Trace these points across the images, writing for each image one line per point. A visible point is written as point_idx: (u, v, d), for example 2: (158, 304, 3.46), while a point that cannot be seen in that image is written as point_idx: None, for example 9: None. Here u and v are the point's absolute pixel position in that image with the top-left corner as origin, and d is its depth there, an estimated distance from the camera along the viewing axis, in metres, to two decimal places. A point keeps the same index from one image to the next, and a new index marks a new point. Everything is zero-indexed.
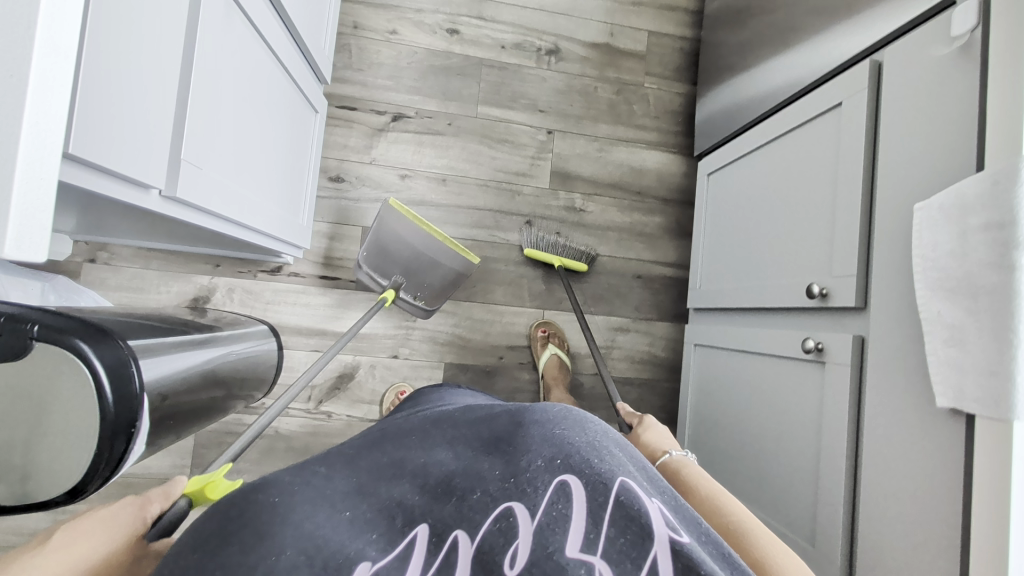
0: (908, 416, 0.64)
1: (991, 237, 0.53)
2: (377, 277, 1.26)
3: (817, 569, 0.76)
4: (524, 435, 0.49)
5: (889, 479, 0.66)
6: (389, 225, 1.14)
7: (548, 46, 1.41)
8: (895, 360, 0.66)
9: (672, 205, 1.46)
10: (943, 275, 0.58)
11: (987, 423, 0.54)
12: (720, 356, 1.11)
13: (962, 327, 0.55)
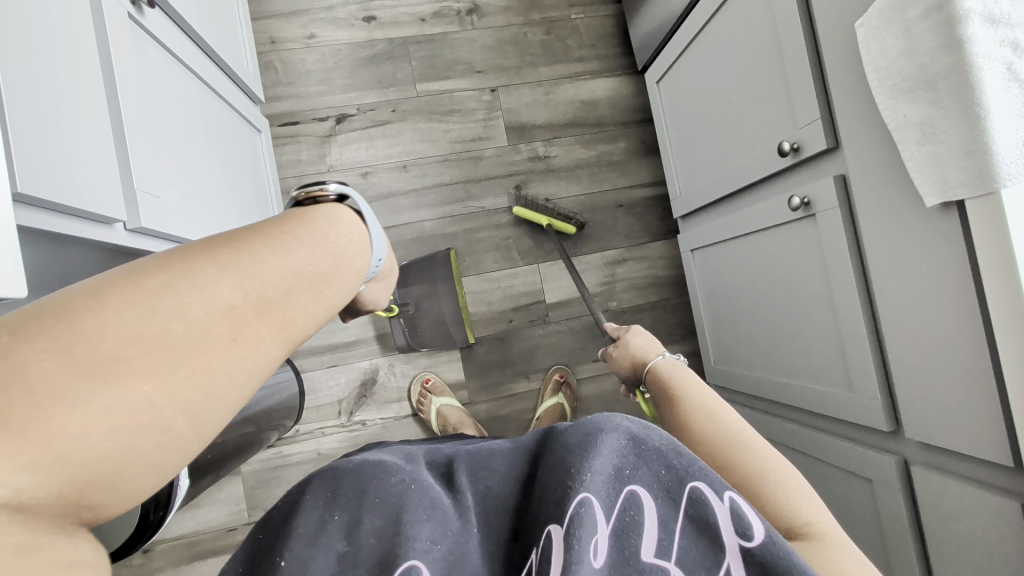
0: (906, 229, 0.64)
1: (933, 22, 0.55)
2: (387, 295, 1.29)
3: (863, 410, 0.77)
4: (586, 438, 0.46)
5: (902, 297, 0.66)
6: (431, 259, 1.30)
7: (466, 6, 1.40)
8: (880, 182, 0.67)
9: (632, 126, 1.46)
10: (898, 78, 0.60)
11: (979, 202, 0.55)
12: (717, 251, 1.11)
13: (931, 120, 0.57)
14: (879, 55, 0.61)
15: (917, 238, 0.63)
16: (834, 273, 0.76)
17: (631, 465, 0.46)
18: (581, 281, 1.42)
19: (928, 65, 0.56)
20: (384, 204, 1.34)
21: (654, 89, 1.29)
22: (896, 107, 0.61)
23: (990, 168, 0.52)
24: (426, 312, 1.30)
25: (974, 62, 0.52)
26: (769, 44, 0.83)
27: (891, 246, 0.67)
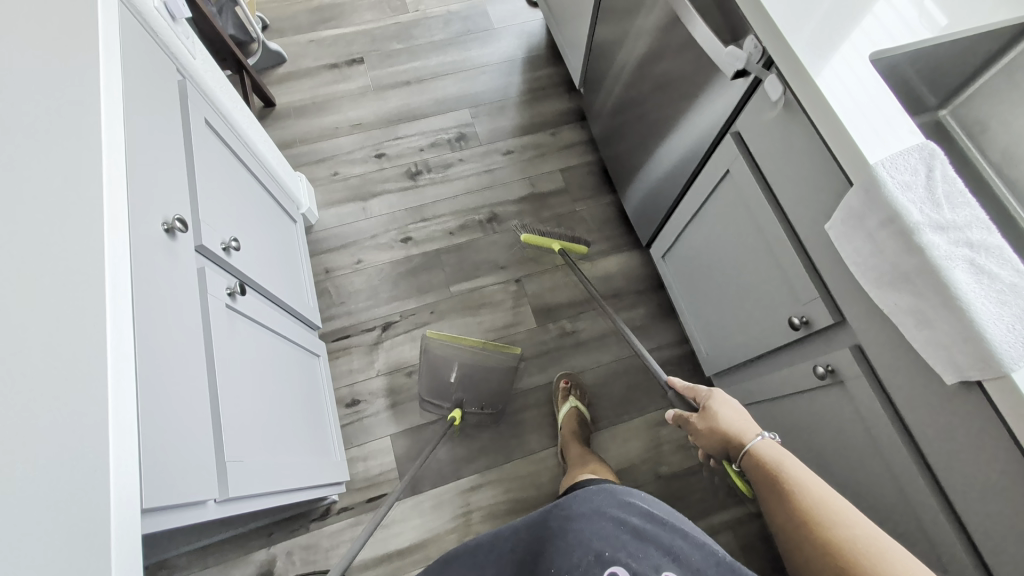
0: (940, 398, 0.67)
1: (891, 231, 0.64)
2: (437, 403, 1.40)
3: None
4: (566, 537, 0.64)
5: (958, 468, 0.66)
6: (434, 357, 1.38)
7: (486, 215, 1.64)
8: (900, 355, 0.71)
9: (647, 292, 1.58)
10: (878, 272, 0.68)
11: (996, 384, 0.58)
12: (757, 412, 1.12)
13: (922, 309, 0.63)
14: (856, 252, 0.70)
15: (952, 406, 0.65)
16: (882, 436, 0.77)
17: (609, 550, 0.62)
18: (628, 450, 1.40)
19: (905, 266, 0.64)
20: (428, 399, 1.42)
21: (660, 263, 1.43)
22: (885, 295, 0.67)
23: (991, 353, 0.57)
24: (475, 368, 1.40)
25: (940, 265, 0.60)
26: (755, 233, 0.95)
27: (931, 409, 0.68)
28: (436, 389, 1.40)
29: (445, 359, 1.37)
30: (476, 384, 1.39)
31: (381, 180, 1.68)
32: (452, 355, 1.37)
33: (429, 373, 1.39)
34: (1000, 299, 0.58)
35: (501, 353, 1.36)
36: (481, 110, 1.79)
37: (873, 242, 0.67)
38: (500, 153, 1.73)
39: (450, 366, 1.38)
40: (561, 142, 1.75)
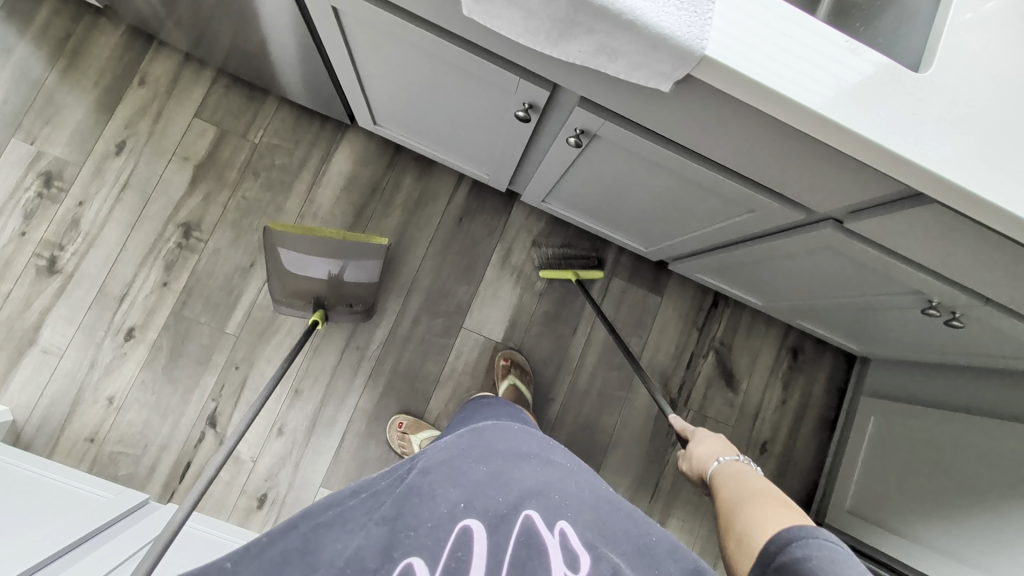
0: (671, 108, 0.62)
1: None
2: (296, 309, 1.21)
3: (771, 214, 0.79)
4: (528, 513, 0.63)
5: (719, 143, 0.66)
6: (279, 253, 1.15)
7: (178, 231, 1.24)
8: (614, 88, 0.62)
9: (397, 157, 1.36)
10: (542, 30, 0.53)
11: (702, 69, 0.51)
12: (561, 189, 1.09)
13: (601, 42, 0.51)
14: (514, 26, 0.53)
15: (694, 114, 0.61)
16: (653, 157, 0.76)
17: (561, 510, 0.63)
18: (503, 298, 1.38)
19: (563, 15, 0.50)
20: (322, 429, 1.27)
21: (378, 129, 1.23)
22: (566, 50, 0.54)
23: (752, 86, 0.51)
24: (348, 270, 1.19)
25: None
26: (417, 50, 0.76)
27: (680, 119, 0.64)
28: (289, 291, 1.19)
29: (309, 258, 1.16)
30: (354, 289, 1.21)
31: (22, 306, 1.17)
32: (307, 246, 1.15)
33: (284, 284, 1.18)
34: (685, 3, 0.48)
35: (365, 243, 1.19)
36: (31, 123, 1.21)
37: (517, 7, 0.51)
38: (115, 154, 1.24)
39: (319, 271, 1.17)
40: (165, 83, 1.27)
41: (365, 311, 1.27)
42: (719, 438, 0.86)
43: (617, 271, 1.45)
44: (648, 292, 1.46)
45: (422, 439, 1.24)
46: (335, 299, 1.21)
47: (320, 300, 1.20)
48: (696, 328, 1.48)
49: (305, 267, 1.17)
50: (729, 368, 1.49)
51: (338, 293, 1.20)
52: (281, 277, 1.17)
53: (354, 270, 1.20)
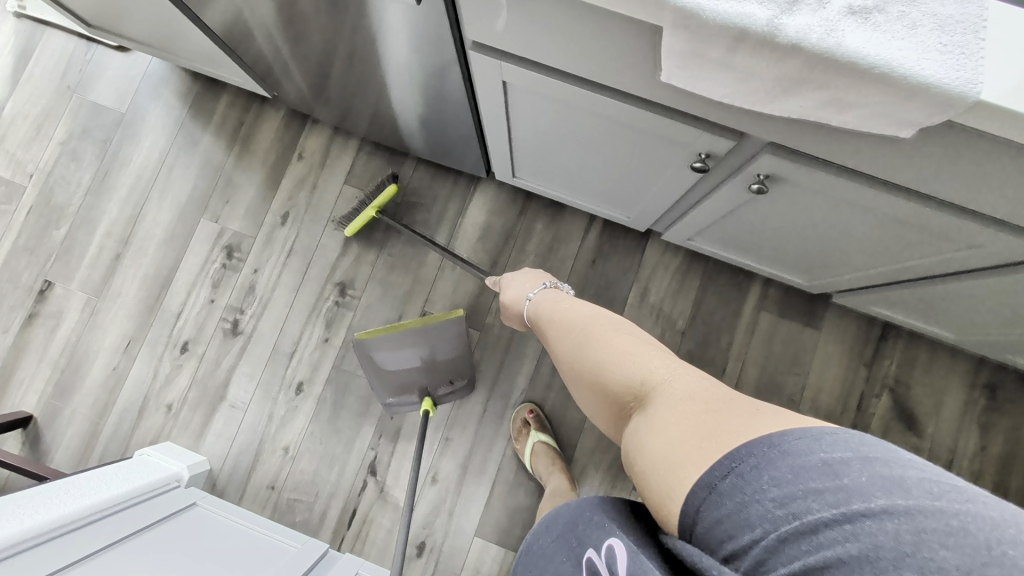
0: (899, 152, 0.57)
1: (745, 49, 0.45)
2: (404, 401, 1.24)
3: (1004, 250, 0.68)
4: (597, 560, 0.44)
5: (955, 181, 0.58)
6: (374, 356, 1.18)
7: (335, 291, 1.35)
8: (828, 135, 0.57)
9: (527, 204, 1.37)
10: (760, 89, 0.49)
11: (971, 116, 0.45)
12: (713, 229, 1.04)
13: (837, 97, 0.47)
14: (727, 90, 0.51)
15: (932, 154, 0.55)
16: (858, 198, 0.69)
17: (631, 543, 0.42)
18: None
19: (801, 78, 0.46)
20: (471, 477, 1.29)
21: (516, 182, 1.25)
22: (784, 106, 0.50)
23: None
24: (440, 348, 1.20)
25: (833, 49, 0.43)
26: (583, 111, 0.76)
27: (907, 159, 0.58)
28: (397, 385, 1.23)
29: (399, 354, 1.18)
30: (447, 364, 1.22)
31: (213, 365, 1.32)
32: (398, 343, 1.17)
33: (382, 381, 1.22)
34: (950, 45, 0.43)
35: (441, 321, 1.16)
36: (215, 204, 1.38)
37: (740, 74, 0.48)
38: (280, 225, 1.37)
39: (414, 359, 1.20)
40: (318, 156, 1.40)
41: (467, 384, 1.26)
42: (530, 276, 1.11)
43: (765, 305, 1.34)
44: (803, 326, 1.33)
45: (539, 440, 1.24)
46: (438, 379, 1.23)
47: (425, 388, 1.23)
48: (864, 363, 1.32)
49: (402, 362, 1.20)
50: (909, 408, 1.31)
51: (439, 373, 1.23)
52: (384, 375, 1.20)
53: (442, 350, 1.21)
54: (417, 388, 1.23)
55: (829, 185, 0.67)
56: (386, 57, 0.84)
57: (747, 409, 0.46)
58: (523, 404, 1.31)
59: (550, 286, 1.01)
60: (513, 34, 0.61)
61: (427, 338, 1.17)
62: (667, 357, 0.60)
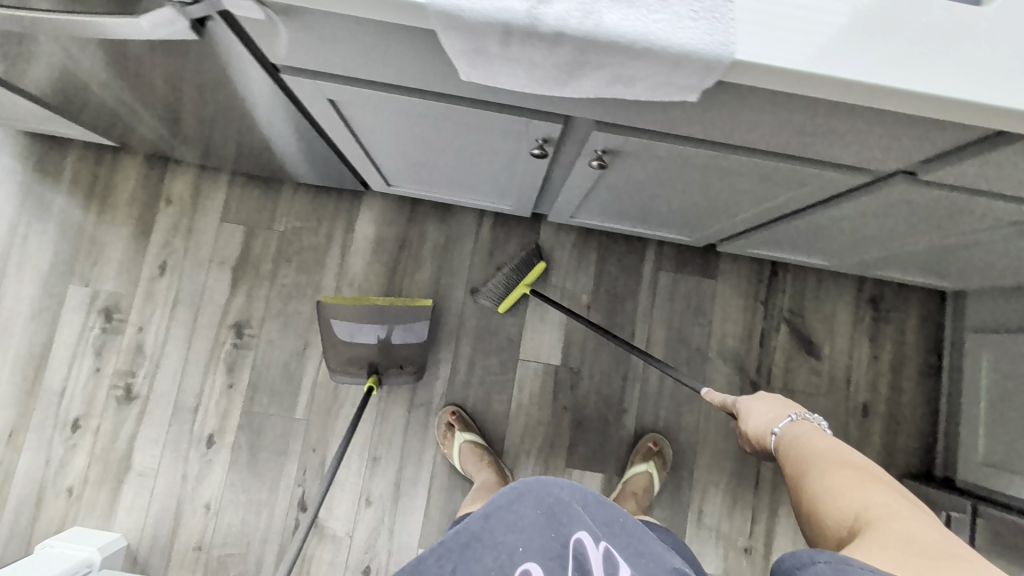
0: (702, 112, 0.59)
1: (515, 39, 0.46)
2: (345, 376, 1.22)
3: (824, 185, 0.73)
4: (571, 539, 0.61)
5: (757, 131, 0.61)
6: (333, 322, 1.15)
7: (231, 333, 1.29)
8: (634, 107, 0.59)
9: (415, 209, 1.35)
10: (547, 75, 0.50)
11: (739, 72, 0.47)
12: (589, 203, 1.06)
13: (618, 72, 0.48)
14: (522, 81, 0.51)
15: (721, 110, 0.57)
16: (685, 157, 0.72)
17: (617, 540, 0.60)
18: (551, 321, 1.35)
19: (563, 59, 0.47)
20: (407, 491, 1.27)
21: (396, 188, 1.23)
22: (576, 87, 0.51)
23: (792, 75, 0.47)
24: (398, 335, 1.19)
25: (595, 30, 0.45)
26: (416, 117, 0.75)
27: (712, 118, 0.59)
28: (343, 357, 1.19)
29: (360, 326, 1.16)
30: (404, 351, 1.21)
31: (112, 436, 1.24)
32: (361, 315, 1.15)
33: (336, 347, 1.19)
34: (702, 12, 0.46)
35: (412, 307, 1.19)
36: (82, 266, 1.29)
37: (516, 62, 0.49)
38: (160, 275, 1.30)
39: (371, 338, 1.17)
40: (187, 197, 1.33)
41: (416, 373, 1.26)
42: (766, 402, 0.83)
43: (661, 265, 1.38)
44: (700, 279, 1.39)
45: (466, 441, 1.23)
46: (387, 363, 1.21)
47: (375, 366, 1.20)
48: (761, 302, 1.39)
49: (357, 336, 1.17)
50: (807, 336, 1.39)
51: (391, 355, 1.21)
52: (335, 342, 1.17)
53: (401, 335, 1.19)
54: (368, 362, 1.19)
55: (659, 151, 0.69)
56: (205, 88, 0.80)
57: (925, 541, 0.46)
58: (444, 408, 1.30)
59: (799, 419, 0.75)
60: (310, 53, 0.60)
61: (393, 322, 1.17)
62: (879, 483, 0.55)
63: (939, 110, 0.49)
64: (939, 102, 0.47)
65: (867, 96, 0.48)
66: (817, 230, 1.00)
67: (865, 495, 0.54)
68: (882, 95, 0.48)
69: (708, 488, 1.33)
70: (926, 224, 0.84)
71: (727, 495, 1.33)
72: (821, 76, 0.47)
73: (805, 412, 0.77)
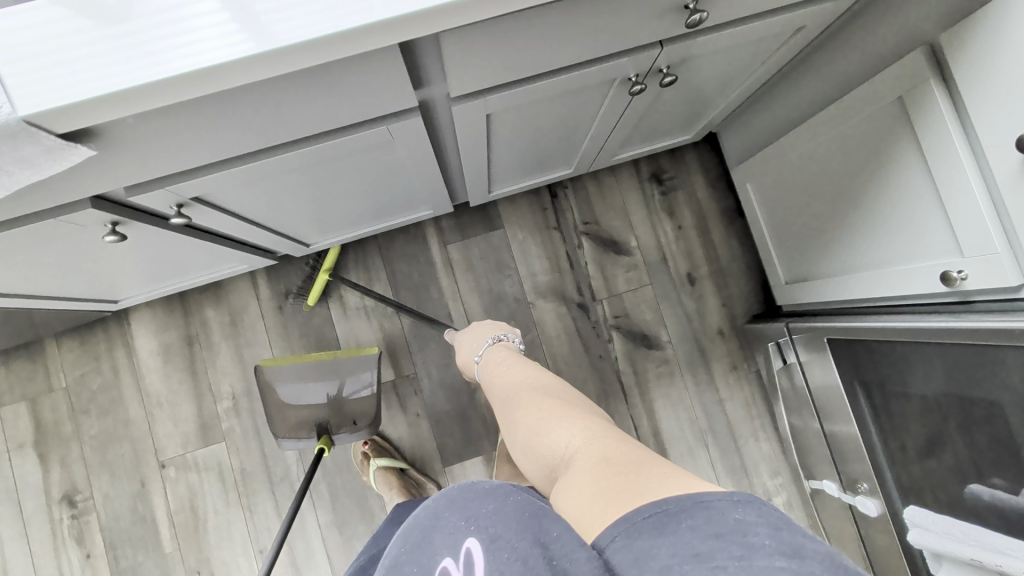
0: (169, 144, 0.54)
1: None
2: (298, 445, 1.17)
3: (405, 137, 0.70)
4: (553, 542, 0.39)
5: (244, 131, 0.56)
6: (276, 389, 1.16)
7: (63, 507, 1.23)
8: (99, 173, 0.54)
9: (187, 302, 1.30)
10: None
11: (72, 118, 0.42)
12: (296, 228, 1.01)
13: None
14: None
15: (173, 139, 0.53)
16: (251, 172, 0.67)
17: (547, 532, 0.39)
18: (367, 341, 1.31)
19: None
20: (306, 563, 1.25)
21: (128, 294, 1.17)
22: None
23: (182, 80, 0.42)
24: (347, 386, 1.18)
25: None
26: None
27: (191, 142, 0.55)
28: (292, 421, 1.16)
29: (305, 387, 1.16)
30: (354, 405, 1.18)
31: None
32: (300, 374, 1.16)
33: (275, 422, 1.16)
34: None
35: (357, 357, 1.18)
36: None
37: None
38: None
39: (321, 396, 1.18)
40: None
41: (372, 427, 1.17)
42: (502, 345, 0.88)
43: (447, 239, 1.35)
44: (489, 234, 1.36)
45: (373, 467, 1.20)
46: (340, 421, 1.17)
47: (325, 426, 1.16)
48: (554, 228, 1.37)
49: (304, 400, 1.17)
50: (610, 238, 1.38)
51: (342, 412, 1.18)
52: (279, 411, 1.16)
53: (352, 388, 1.18)
54: (314, 424, 1.16)
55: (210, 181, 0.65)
56: None
57: (620, 454, 0.49)
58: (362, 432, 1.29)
59: (502, 344, 0.88)
60: None
61: (340, 373, 1.17)
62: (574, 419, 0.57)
63: (363, 42, 0.45)
64: (339, 38, 0.43)
65: (281, 62, 0.43)
66: (507, 158, 0.97)
67: (553, 419, 0.59)
68: (291, 56, 0.43)
69: None
70: (560, 115, 0.82)
71: None
72: (213, 66, 0.41)
73: (505, 334, 0.90)
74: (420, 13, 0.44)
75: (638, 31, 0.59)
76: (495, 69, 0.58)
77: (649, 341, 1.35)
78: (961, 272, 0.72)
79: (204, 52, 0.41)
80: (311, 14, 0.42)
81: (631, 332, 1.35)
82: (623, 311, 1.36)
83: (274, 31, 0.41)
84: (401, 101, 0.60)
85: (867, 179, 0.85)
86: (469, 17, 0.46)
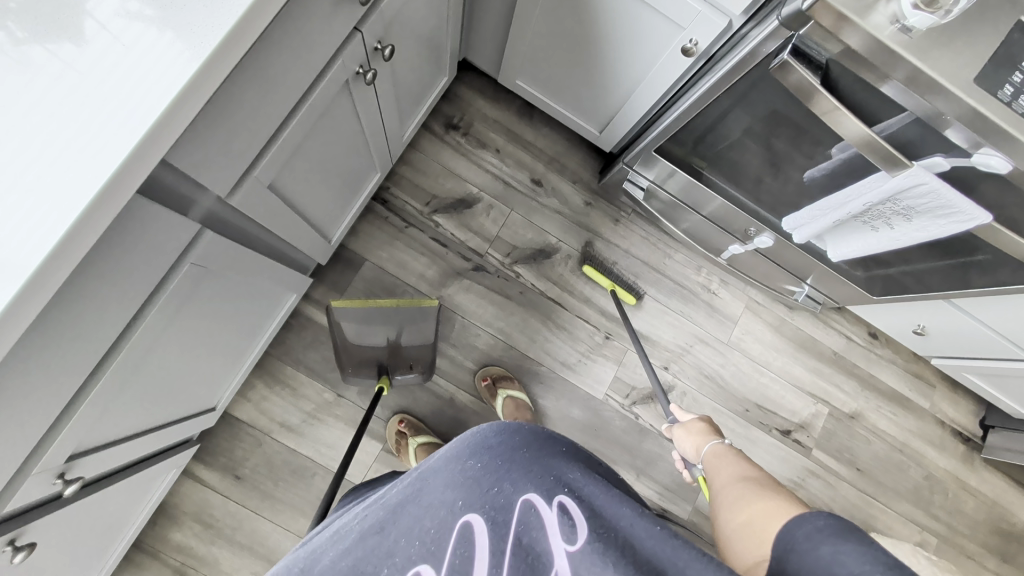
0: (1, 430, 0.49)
1: None
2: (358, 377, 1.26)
3: (211, 260, 0.67)
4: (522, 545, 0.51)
5: (60, 366, 0.52)
6: (341, 324, 1.19)
7: None
8: None
9: (145, 547, 1.18)
10: None
11: None
12: (193, 403, 0.95)
13: None
14: None
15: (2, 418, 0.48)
16: (101, 397, 0.62)
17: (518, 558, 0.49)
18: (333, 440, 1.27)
19: None
20: None
21: None
22: None
23: (41, 275, 0.39)
24: (407, 332, 1.25)
25: None
26: None
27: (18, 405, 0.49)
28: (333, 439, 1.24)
29: (367, 328, 1.21)
30: (411, 350, 1.28)
31: None
32: (367, 318, 1.19)
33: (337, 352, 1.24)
34: None
35: (419, 306, 1.21)
36: None
37: None
38: None
39: (381, 339, 1.25)
40: None
41: (426, 372, 1.30)
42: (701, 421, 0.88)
43: None
44: (359, 273, 1.33)
45: None
46: (399, 364, 1.28)
47: (386, 368, 1.27)
48: (405, 227, 1.37)
49: (363, 337, 1.23)
50: (454, 199, 1.40)
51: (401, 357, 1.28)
52: (344, 346, 1.23)
53: (409, 335, 1.26)
54: (374, 365, 1.26)
55: (74, 430, 0.60)
56: None
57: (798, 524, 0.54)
58: (392, 416, 1.29)
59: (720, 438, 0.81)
60: None
61: (401, 317, 1.22)
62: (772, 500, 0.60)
63: (167, 134, 0.44)
64: (145, 147, 0.42)
65: (107, 210, 0.42)
66: (319, 206, 0.96)
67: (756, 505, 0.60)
68: (117, 192, 0.42)
69: (549, 346, 1.41)
70: (331, 140, 0.83)
71: (560, 332, 1.41)
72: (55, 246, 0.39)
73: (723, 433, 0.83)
74: (181, 97, 0.43)
75: (326, 30, 0.62)
76: (234, 143, 0.58)
77: (546, 251, 1.43)
78: (694, 40, 0.85)
79: (40, 240, 0.39)
80: (96, 150, 0.41)
81: (529, 257, 1.42)
82: (511, 247, 1.42)
83: (81, 184, 0.40)
84: (182, 229, 0.57)
85: (588, 20, 0.95)
86: (227, 68, 0.47)
